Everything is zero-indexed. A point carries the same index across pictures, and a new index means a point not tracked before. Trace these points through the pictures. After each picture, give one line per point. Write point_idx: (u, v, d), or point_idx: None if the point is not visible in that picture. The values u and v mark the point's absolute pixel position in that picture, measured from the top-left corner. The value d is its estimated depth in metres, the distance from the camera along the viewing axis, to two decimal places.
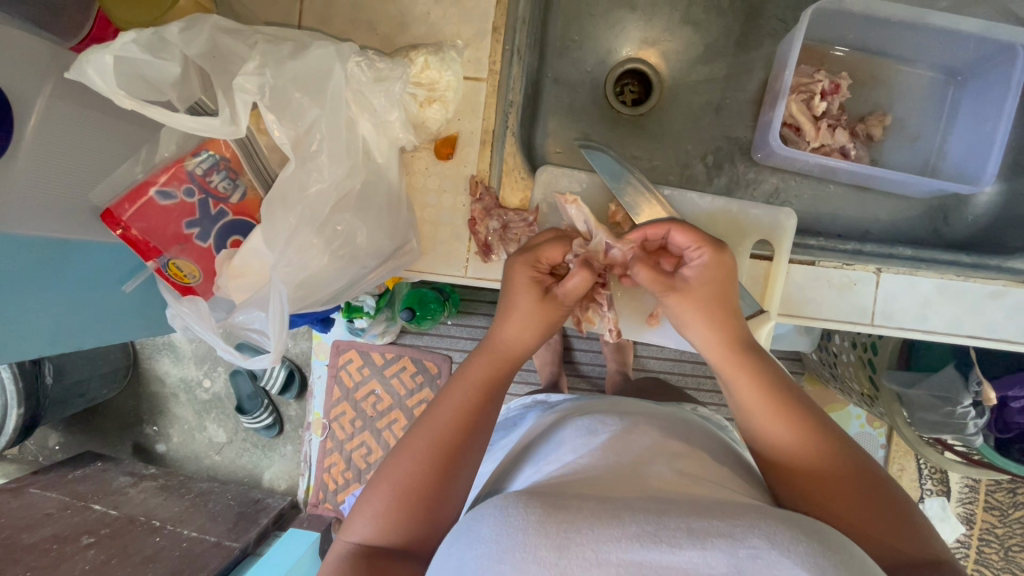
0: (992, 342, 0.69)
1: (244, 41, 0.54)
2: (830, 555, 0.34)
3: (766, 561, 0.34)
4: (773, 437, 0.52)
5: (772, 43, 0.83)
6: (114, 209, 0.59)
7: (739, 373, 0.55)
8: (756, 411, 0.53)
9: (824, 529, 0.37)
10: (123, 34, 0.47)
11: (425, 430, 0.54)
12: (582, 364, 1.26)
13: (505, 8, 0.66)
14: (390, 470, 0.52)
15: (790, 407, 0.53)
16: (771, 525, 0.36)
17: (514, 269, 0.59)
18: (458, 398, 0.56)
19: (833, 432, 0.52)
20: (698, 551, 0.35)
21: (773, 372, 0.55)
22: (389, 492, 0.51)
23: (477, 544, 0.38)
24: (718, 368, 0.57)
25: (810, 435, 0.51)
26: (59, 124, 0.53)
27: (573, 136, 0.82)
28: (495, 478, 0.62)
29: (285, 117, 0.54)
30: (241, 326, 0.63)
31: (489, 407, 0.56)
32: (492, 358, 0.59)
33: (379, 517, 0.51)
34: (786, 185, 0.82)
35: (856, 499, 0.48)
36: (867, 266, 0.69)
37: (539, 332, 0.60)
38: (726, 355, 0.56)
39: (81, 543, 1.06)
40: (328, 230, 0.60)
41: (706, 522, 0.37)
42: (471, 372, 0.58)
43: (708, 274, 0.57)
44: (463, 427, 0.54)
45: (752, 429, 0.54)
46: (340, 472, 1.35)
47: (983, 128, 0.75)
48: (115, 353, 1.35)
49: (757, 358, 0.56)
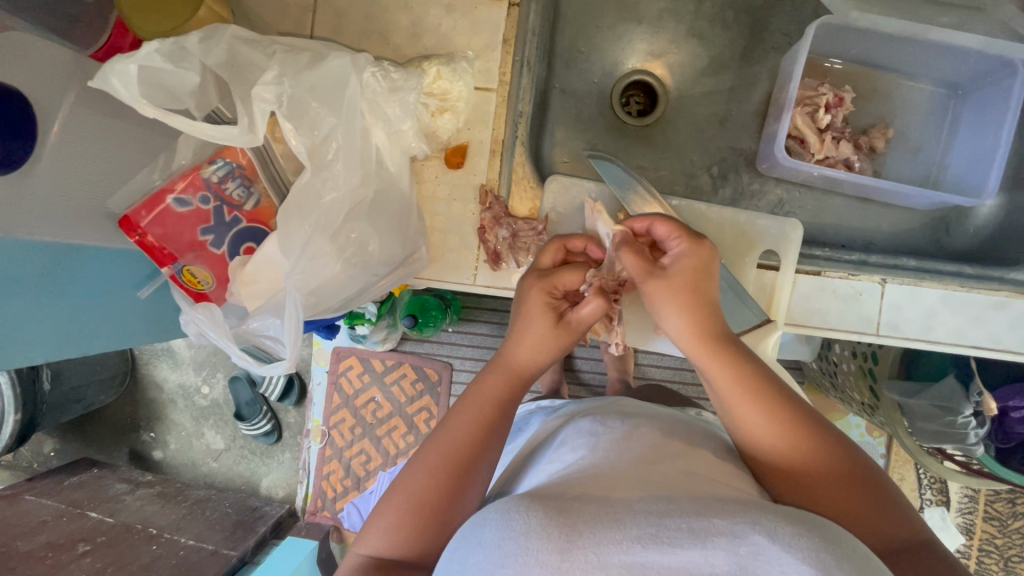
0: (995, 352, 0.70)
1: (263, 52, 0.54)
2: (833, 550, 0.35)
3: (768, 557, 0.34)
4: (762, 437, 0.52)
5: (777, 56, 0.84)
6: (132, 215, 0.59)
7: (717, 365, 0.54)
8: (739, 412, 0.53)
9: (829, 526, 0.37)
10: (146, 44, 0.48)
11: (437, 445, 0.54)
12: (583, 372, 1.26)
13: (516, 20, 0.67)
14: (403, 486, 0.53)
15: (781, 406, 0.52)
16: (773, 522, 0.36)
17: (530, 292, 0.60)
18: (470, 413, 0.56)
19: (819, 424, 0.52)
20: (700, 550, 0.35)
21: (754, 362, 0.54)
22: (403, 506, 0.51)
23: (480, 550, 0.38)
24: (695, 358, 0.55)
25: (795, 431, 0.51)
26: (77, 131, 0.53)
27: (579, 146, 0.83)
28: (503, 481, 0.63)
29: (302, 125, 0.55)
30: (256, 332, 0.63)
31: (502, 421, 0.57)
32: (504, 374, 0.59)
33: (392, 531, 0.51)
34: (790, 196, 0.83)
35: (849, 493, 0.49)
36: (872, 276, 0.70)
37: (551, 354, 0.59)
38: (699, 344, 0.54)
39: (77, 551, 1.05)
40: (341, 239, 0.61)
41: (706, 522, 0.37)
42: (484, 389, 0.58)
43: (684, 262, 0.56)
44: (477, 443, 0.54)
45: (737, 424, 0.54)
46: (338, 480, 1.34)
47: (983, 142, 0.76)
48: (113, 359, 1.35)
49: (745, 356, 0.54)
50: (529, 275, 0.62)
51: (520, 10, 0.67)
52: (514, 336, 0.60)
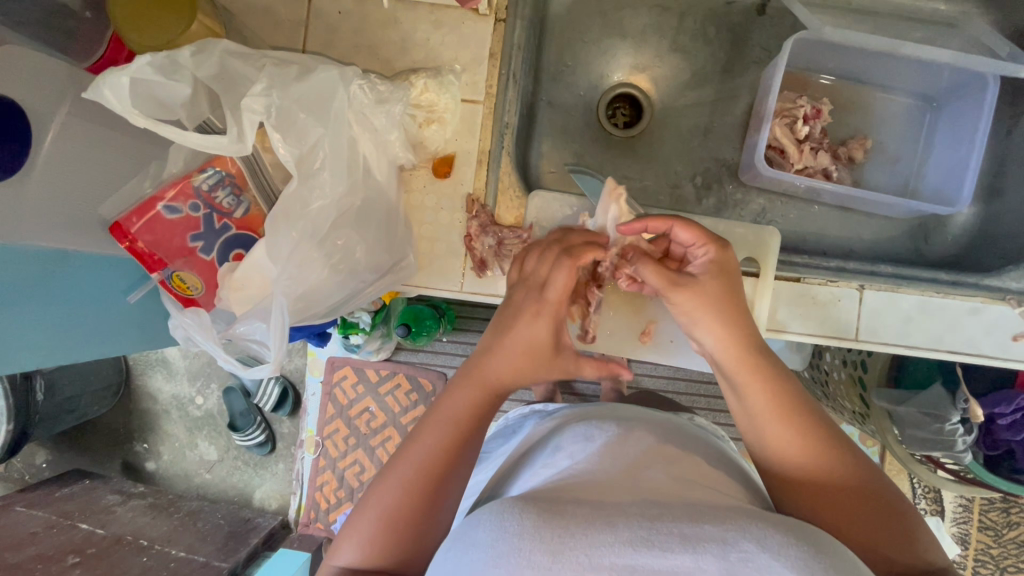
0: (969, 357, 0.71)
1: (252, 64, 0.56)
2: (821, 558, 0.35)
3: (757, 564, 0.34)
4: (789, 454, 0.52)
5: (758, 70, 0.86)
6: (123, 222, 0.60)
7: (754, 378, 0.54)
8: (766, 420, 0.53)
9: (818, 536, 0.37)
10: (139, 57, 0.49)
11: (409, 460, 0.54)
12: (577, 381, 1.27)
13: (502, 35, 0.69)
14: (377, 498, 0.53)
15: (806, 425, 0.53)
16: (764, 533, 0.37)
17: (561, 269, 0.58)
18: (440, 419, 0.55)
19: (840, 444, 0.53)
20: (690, 555, 0.35)
21: (789, 378, 0.55)
22: (375, 519, 0.52)
23: (474, 548, 0.39)
24: (729, 373, 0.55)
25: (820, 453, 0.52)
26: (67, 141, 0.55)
27: (565, 156, 0.85)
28: (495, 482, 0.63)
29: (290, 136, 0.56)
30: (242, 336, 0.63)
31: (476, 433, 0.56)
32: (478, 386, 0.57)
33: (365, 544, 0.52)
34: (772, 206, 0.85)
35: (855, 509, 0.50)
36: (850, 283, 0.71)
37: (530, 372, 0.58)
38: (741, 364, 0.55)
39: (67, 563, 1.05)
40: (328, 245, 0.62)
41: (698, 529, 0.37)
42: (456, 401, 0.56)
43: (710, 267, 0.58)
44: (451, 457, 0.54)
45: (762, 440, 0.54)
46: (332, 491, 1.34)
47: (958, 152, 0.78)
48: (107, 369, 1.35)
49: (770, 362, 0.55)
50: (553, 249, 0.60)
51: (506, 25, 0.69)
52: (494, 349, 0.57)
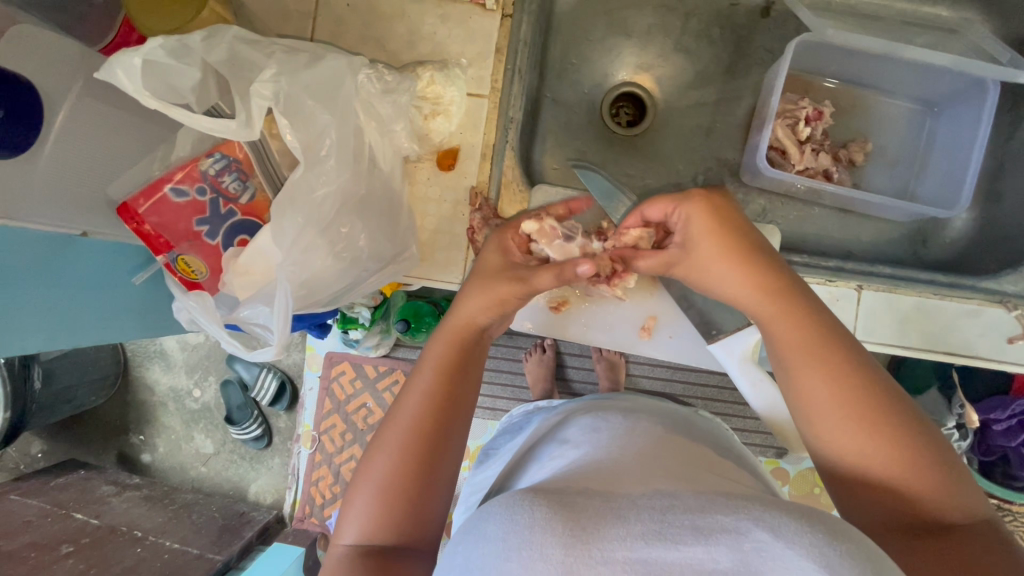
0: (963, 359, 0.72)
1: (262, 51, 0.57)
2: (839, 544, 0.33)
3: (770, 554, 0.33)
4: (814, 393, 0.49)
5: (761, 72, 0.87)
6: (131, 203, 0.60)
7: (785, 319, 0.52)
8: (792, 361, 0.51)
9: (829, 516, 0.36)
10: (150, 40, 0.50)
11: (398, 425, 0.53)
12: (575, 381, 1.26)
13: (508, 29, 0.70)
14: (372, 468, 0.52)
15: (836, 362, 0.49)
16: (777, 517, 0.35)
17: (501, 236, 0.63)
18: (426, 383, 0.55)
19: (872, 378, 0.48)
20: (702, 547, 0.34)
21: (822, 315, 0.52)
22: (372, 490, 0.51)
23: (484, 542, 0.38)
24: (761, 314, 0.54)
25: (850, 390, 0.48)
26: (76, 123, 0.55)
27: (568, 153, 0.85)
28: (504, 475, 0.64)
29: (297, 122, 0.57)
30: (246, 321, 0.64)
31: (460, 388, 0.56)
32: (455, 337, 0.58)
33: (364, 517, 0.50)
34: (772, 206, 0.86)
35: (888, 450, 0.46)
36: (849, 283, 0.72)
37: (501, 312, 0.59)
38: (767, 296, 0.53)
39: (60, 552, 1.05)
40: (332, 232, 0.63)
41: (710, 518, 0.36)
42: (434, 355, 0.57)
43: (697, 225, 0.56)
44: (436, 414, 0.54)
45: (792, 382, 0.51)
46: (328, 486, 1.34)
47: (958, 157, 0.79)
48: (105, 359, 1.36)
49: (799, 298, 0.53)
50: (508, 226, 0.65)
51: (512, 20, 0.70)
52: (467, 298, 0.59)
